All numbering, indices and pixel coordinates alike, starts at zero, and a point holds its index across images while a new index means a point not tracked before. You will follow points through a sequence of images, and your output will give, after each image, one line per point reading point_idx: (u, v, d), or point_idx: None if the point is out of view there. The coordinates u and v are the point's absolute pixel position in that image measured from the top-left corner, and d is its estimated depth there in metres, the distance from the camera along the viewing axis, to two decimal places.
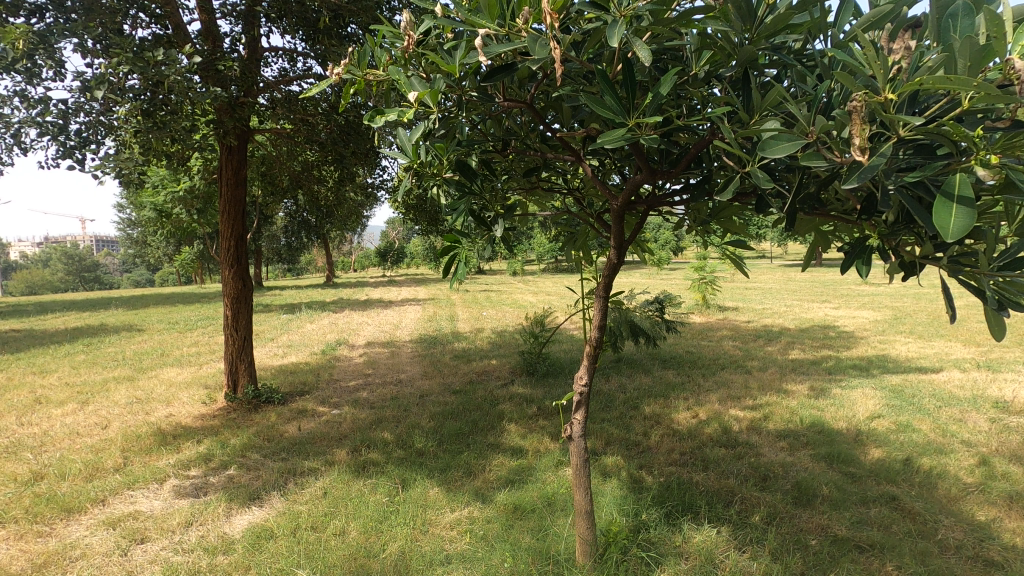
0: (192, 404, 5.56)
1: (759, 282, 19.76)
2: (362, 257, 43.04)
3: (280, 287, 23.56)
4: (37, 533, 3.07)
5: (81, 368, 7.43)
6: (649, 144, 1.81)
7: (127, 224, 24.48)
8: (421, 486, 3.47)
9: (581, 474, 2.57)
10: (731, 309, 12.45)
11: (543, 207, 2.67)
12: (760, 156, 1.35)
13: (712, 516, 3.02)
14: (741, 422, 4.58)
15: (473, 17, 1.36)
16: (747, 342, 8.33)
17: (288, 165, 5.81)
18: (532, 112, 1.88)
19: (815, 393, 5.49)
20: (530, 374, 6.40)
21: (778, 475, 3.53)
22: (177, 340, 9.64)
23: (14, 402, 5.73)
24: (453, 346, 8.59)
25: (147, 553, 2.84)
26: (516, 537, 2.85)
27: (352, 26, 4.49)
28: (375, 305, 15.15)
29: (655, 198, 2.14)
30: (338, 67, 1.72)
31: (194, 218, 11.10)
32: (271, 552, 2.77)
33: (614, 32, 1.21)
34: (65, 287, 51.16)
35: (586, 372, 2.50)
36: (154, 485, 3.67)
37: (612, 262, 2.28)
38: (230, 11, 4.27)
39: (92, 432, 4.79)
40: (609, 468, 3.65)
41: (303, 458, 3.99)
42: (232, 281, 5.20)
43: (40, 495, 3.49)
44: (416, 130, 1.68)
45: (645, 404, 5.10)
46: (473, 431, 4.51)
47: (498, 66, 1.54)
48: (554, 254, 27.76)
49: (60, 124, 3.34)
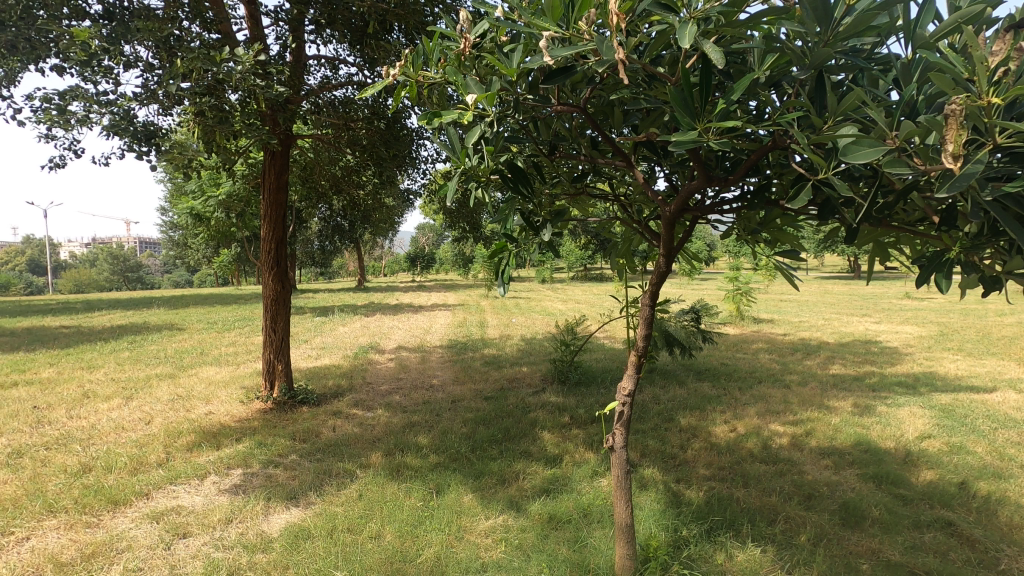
0: (230, 402, 5.69)
1: (793, 295, 19.28)
2: (393, 261, 43.65)
3: (320, 288, 27.65)
4: (86, 524, 3.17)
5: (126, 364, 7.73)
6: (708, 151, 1.77)
7: (168, 226, 25.38)
8: (455, 493, 3.45)
9: (622, 486, 2.50)
10: (767, 321, 12.16)
11: (587, 215, 2.65)
12: (834, 164, 1.31)
13: (755, 533, 2.92)
14: (782, 438, 4.44)
15: (537, 19, 1.34)
16: (784, 356, 8.12)
17: (329, 170, 5.90)
18: (586, 118, 1.86)
19: (859, 410, 5.28)
20: (562, 382, 6.35)
21: (824, 494, 3.40)
22: (216, 339, 9.91)
23: (65, 395, 5.98)
24: (483, 352, 8.61)
25: (189, 548, 2.89)
26: (553, 547, 2.81)
27: (397, 32, 4.60)
28: (406, 309, 15.34)
29: (703, 206, 2.09)
30: (393, 68, 1.71)
31: (233, 220, 11.42)
32: (309, 553, 2.78)
33: (686, 32, 1.17)
34: (110, 287, 53.39)
35: (630, 382, 2.44)
36: (195, 481, 3.77)
37: (660, 270, 2.23)
38: (279, 17, 4.40)
39: (136, 427, 4.94)
40: (647, 480, 3.59)
41: (338, 459, 4.03)
42: (271, 283, 5.30)
43: (88, 486, 3.61)
44: (473, 133, 1.65)
45: (680, 415, 4.99)
46: (506, 438, 4.49)
47: (557, 70, 1.51)
48: (583, 261, 27.73)
49: (125, 118, 3.53)
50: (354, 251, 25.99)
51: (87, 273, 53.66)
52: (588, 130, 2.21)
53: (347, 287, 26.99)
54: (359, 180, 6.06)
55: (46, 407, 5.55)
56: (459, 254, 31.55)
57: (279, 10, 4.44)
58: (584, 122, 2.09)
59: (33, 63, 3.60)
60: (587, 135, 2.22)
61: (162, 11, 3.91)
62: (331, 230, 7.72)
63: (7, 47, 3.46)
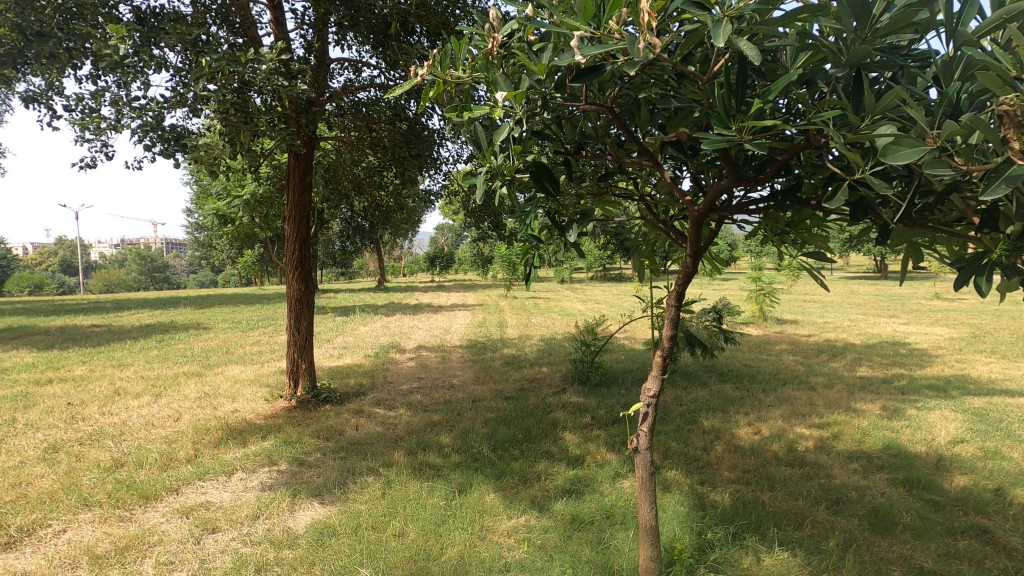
0: (255, 400, 5.78)
1: (817, 296, 18.94)
2: (413, 261, 43.98)
3: (341, 288, 27.98)
4: (119, 518, 3.25)
5: (155, 362, 7.92)
6: (737, 150, 1.75)
7: (195, 227, 26.06)
8: (478, 492, 3.46)
9: (646, 487, 2.48)
10: (790, 322, 11.96)
11: (611, 215, 2.64)
12: (872, 163, 1.29)
13: (782, 537, 2.87)
14: (808, 441, 4.36)
15: (568, 19, 1.35)
16: (809, 357, 7.98)
17: (352, 172, 5.98)
18: (612, 117, 1.85)
19: (888, 413, 5.16)
20: (582, 382, 6.34)
21: (852, 499, 3.33)
22: (240, 338, 10.10)
23: (97, 392, 6.15)
24: (502, 352, 8.62)
25: (218, 543, 2.95)
26: (576, 548, 2.81)
27: (419, 34, 4.63)
28: (426, 309, 15.43)
29: (731, 206, 2.07)
30: (421, 67, 1.74)
31: (257, 222, 11.62)
32: (335, 549, 2.82)
33: (720, 31, 1.16)
34: (137, 287, 54.76)
35: (655, 382, 2.42)
36: (223, 477, 3.84)
37: (686, 270, 2.21)
38: (303, 21, 4.46)
39: (166, 424, 5.05)
40: (670, 481, 3.56)
41: (361, 458, 4.08)
42: (295, 283, 5.38)
43: (121, 481, 3.70)
44: (501, 132, 1.67)
45: (703, 417, 4.93)
46: (527, 438, 4.49)
47: (586, 69, 1.51)
48: (602, 262, 27.67)
49: (156, 121, 3.61)
50: (373, 252, 26.21)
51: (116, 274, 55.10)
52: (613, 129, 2.20)
53: (367, 288, 27.18)
54: (380, 182, 6.13)
55: (79, 404, 5.71)
56: (477, 254, 31.65)
57: (303, 14, 4.51)
58: (610, 121, 2.08)
59: (70, 70, 3.72)
60: (612, 135, 2.21)
61: (191, 17, 4.00)
62: (352, 231, 7.80)
63: (45, 55, 3.58)
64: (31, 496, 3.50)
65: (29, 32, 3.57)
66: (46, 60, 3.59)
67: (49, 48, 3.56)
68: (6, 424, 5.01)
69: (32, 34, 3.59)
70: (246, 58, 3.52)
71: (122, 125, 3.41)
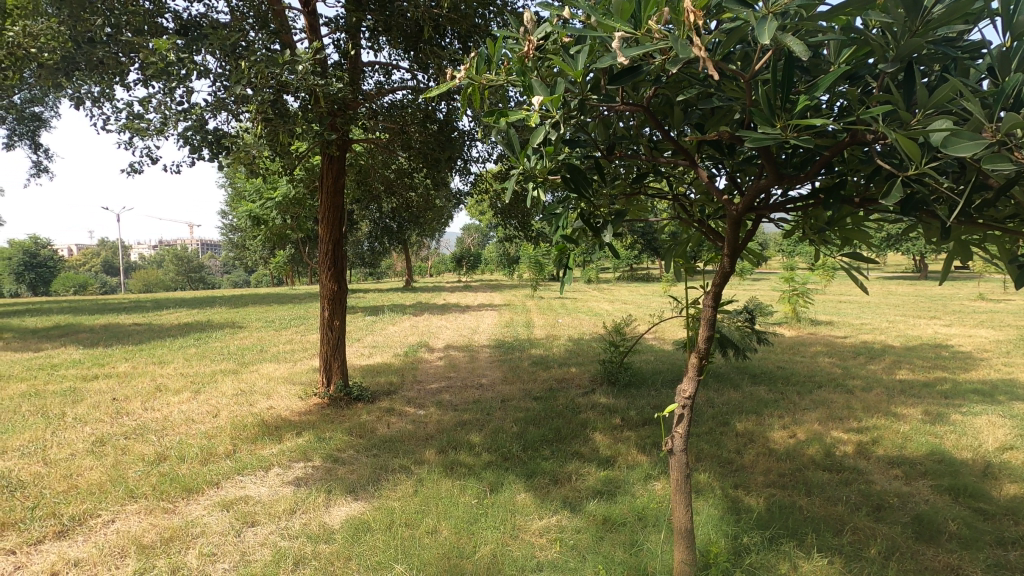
0: (289, 398, 5.91)
1: (853, 296, 18.40)
2: (440, 260, 44.32)
3: (369, 288, 28.33)
4: (164, 509, 3.37)
5: (194, 360, 8.17)
6: (777, 147, 1.73)
7: (230, 227, 26.88)
8: (509, 491, 3.48)
9: (681, 490, 2.44)
10: (825, 323, 11.66)
11: (645, 215, 2.61)
12: (927, 158, 1.25)
13: (820, 543, 2.81)
14: (846, 446, 4.25)
15: (606, 21, 1.35)
16: (845, 359, 7.76)
17: (382, 173, 6.07)
18: (648, 117, 1.84)
19: (931, 418, 4.99)
20: (611, 383, 6.30)
21: (894, 506, 3.24)
22: (274, 337, 10.34)
23: (140, 388, 6.37)
24: (530, 352, 8.63)
25: (258, 536, 3.03)
26: (609, 549, 2.79)
27: (450, 36, 4.67)
28: (454, 309, 15.50)
29: (769, 205, 2.04)
30: (458, 72, 1.75)
31: (289, 223, 11.87)
32: (370, 545, 2.86)
33: (765, 28, 1.15)
34: (174, 286, 56.54)
35: (691, 384, 2.39)
36: (260, 472, 3.95)
37: (723, 270, 2.17)
38: (336, 26, 4.55)
39: (205, 419, 5.21)
40: (703, 484, 3.51)
41: (393, 455, 4.14)
42: (328, 282, 5.48)
43: (164, 475, 3.83)
44: (538, 134, 1.67)
45: (735, 420, 4.85)
46: (557, 438, 4.49)
47: (623, 70, 1.51)
48: (630, 262, 27.48)
49: (199, 125, 3.73)
50: (401, 253, 26.49)
51: (155, 274, 57.00)
52: (647, 129, 2.19)
53: (394, 288, 27.43)
54: (411, 183, 6.20)
55: (123, 399, 5.93)
56: (503, 255, 31.75)
57: (337, 19, 4.60)
58: (644, 121, 2.08)
59: (117, 77, 3.87)
60: (646, 134, 2.20)
61: (230, 25, 4.11)
62: (380, 231, 7.91)
63: (94, 63, 3.73)
64: (82, 487, 3.65)
65: (79, 41, 3.73)
66: (95, 67, 3.74)
67: (98, 56, 3.71)
68: (56, 417, 5.23)
69: (83, 42, 3.75)
70: (283, 63, 3.61)
71: (166, 129, 3.53)
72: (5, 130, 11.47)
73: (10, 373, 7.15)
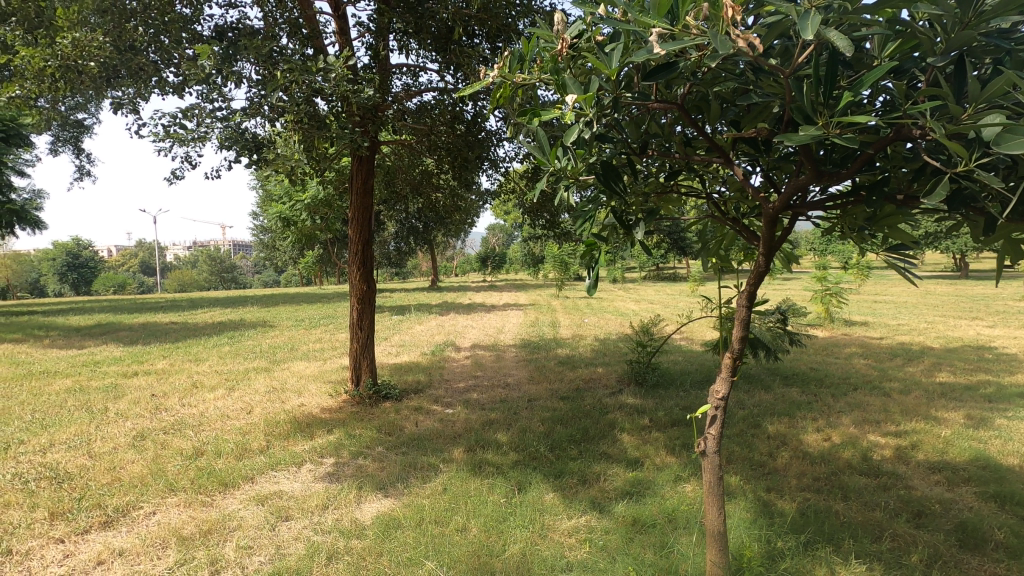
0: (320, 395, 6.02)
1: (889, 296, 17.84)
2: (465, 260, 44.55)
3: (394, 288, 28.34)
4: (202, 503, 3.48)
5: (228, 357, 8.39)
6: (816, 143, 1.69)
7: (261, 228, 27.58)
8: (537, 491, 3.49)
9: (714, 493, 2.40)
10: (860, 324, 11.32)
11: (676, 214, 2.58)
12: (978, 155, 1.22)
13: (858, 550, 2.74)
14: (884, 450, 4.13)
15: (643, 18, 1.35)
16: (882, 361, 7.54)
17: (410, 174, 6.13)
18: (682, 114, 1.82)
19: (973, 422, 4.81)
20: (639, 383, 6.25)
21: (936, 512, 3.13)
22: (304, 336, 10.55)
23: (177, 385, 6.57)
24: (556, 351, 8.61)
25: (292, 531, 3.10)
26: (638, 551, 2.77)
27: (477, 37, 4.68)
28: (479, 309, 15.55)
29: (807, 203, 1.99)
30: (490, 72, 1.77)
31: (318, 224, 12.09)
32: (400, 541, 2.90)
33: (808, 23, 1.13)
34: (207, 286, 58.12)
35: (724, 385, 2.35)
36: (293, 468, 4.04)
37: (758, 269, 2.13)
38: (365, 30, 4.62)
39: (239, 416, 5.35)
40: (734, 487, 3.46)
41: (422, 453, 4.18)
42: (358, 282, 5.56)
43: (202, 469, 3.95)
44: (571, 132, 1.67)
45: (767, 422, 4.76)
46: (585, 438, 4.48)
47: (659, 67, 1.50)
48: (656, 263, 27.19)
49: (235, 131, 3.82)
50: (427, 253, 26.71)
51: (189, 275, 58.71)
52: (680, 127, 2.17)
53: (420, 288, 27.51)
54: (438, 184, 6.26)
55: (162, 395, 6.13)
56: (528, 255, 31.73)
57: (367, 23, 4.66)
58: (677, 119, 2.06)
59: (157, 84, 4.00)
60: (679, 132, 2.18)
61: (264, 31, 4.21)
62: (407, 232, 8.00)
63: (135, 70, 3.85)
64: (124, 479, 3.79)
65: (121, 50, 3.85)
66: (135, 75, 3.86)
67: (138, 64, 3.83)
68: (99, 412, 5.44)
69: (124, 50, 3.88)
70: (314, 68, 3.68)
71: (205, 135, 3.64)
72: (50, 136, 11.94)
73: (56, 369, 7.46)
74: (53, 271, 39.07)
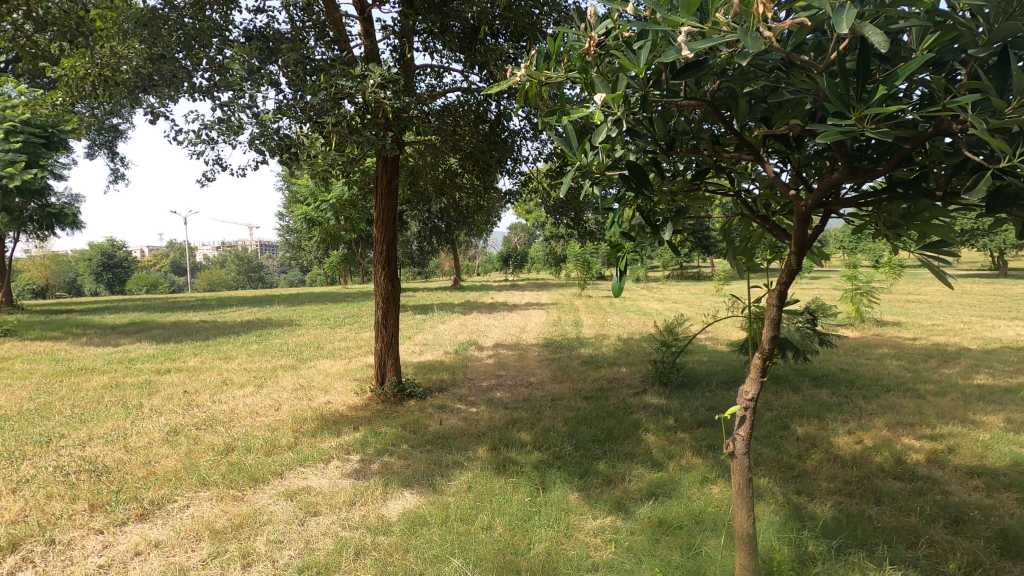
0: (346, 393, 6.11)
1: (923, 296, 17.30)
2: (487, 259, 44.69)
3: (419, 288, 27.53)
4: (233, 497, 3.56)
5: (256, 355, 8.56)
6: (850, 138, 1.65)
7: (287, 228, 28.16)
8: (562, 490, 3.48)
9: (743, 494, 2.36)
10: (892, 323, 11.02)
11: (702, 213, 2.55)
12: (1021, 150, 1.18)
13: (893, 555, 2.67)
14: (919, 453, 4.02)
15: (672, 15, 1.34)
16: (916, 362, 7.32)
17: (433, 174, 6.17)
18: (711, 111, 1.81)
19: (1014, 427, 4.64)
20: (663, 384, 6.19)
21: (975, 519, 3.03)
22: (329, 334, 10.71)
23: (208, 382, 6.74)
24: (579, 351, 8.58)
25: (320, 526, 3.16)
26: (665, 553, 2.75)
27: (501, 37, 4.68)
28: (501, 308, 15.57)
29: (841, 200, 1.94)
30: (517, 70, 1.78)
31: (342, 224, 12.25)
32: (426, 538, 2.93)
33: (842, 18, 1.11)
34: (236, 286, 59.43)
35: (754, 385, 2.32)
36: (321, 464, 4.10)
37: (789, 268, 2.09)
38: (390, 32, 4.66)
39: (268, 412, 5.46)
40: (763, 489, 3.41)
41: (447, 451, 4.21)
42: (383, 282, 5.63)
43: (233, 464, 4.04)
44: (599, 130, 1.66)
45: (796, 423, 4.67)
46: (609, 438, 4.46)
47: (688, 65, 1.49)
48: (680, 262, 26.87)
49: (263, 135, 3.90)
50: (449, 252, 26.86)
51: (218, 274, 60.10)
52: (708, 124, 2.14)
53: (442, 287, 27.61)
54: (461, 184, 6.29)
55: (194, 392, 6.29)
56: (550, 254, 31.66)
57: (391, 25, 4.71)
58: (705, 115, 2.03)
59: (189, 90, 4.10)
60: (707, 129, 2.15)
61: (292, 35, 4.29)
62: (429, 231, 8.05)
63: (168, 77, 3.95)
64: (159, 473, 3.90)
65: (155, 57, 3.96)
66: (168, 81, 3.96)
67: (171, 71, 3.93)
68: (135, 408, 5.61)
69: (158, 58, 3.99)
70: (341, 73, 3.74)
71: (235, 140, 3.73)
72: (86, 141, 12.35)
73: (93, 366, 7.71)
74: (90, 271, 40.42)
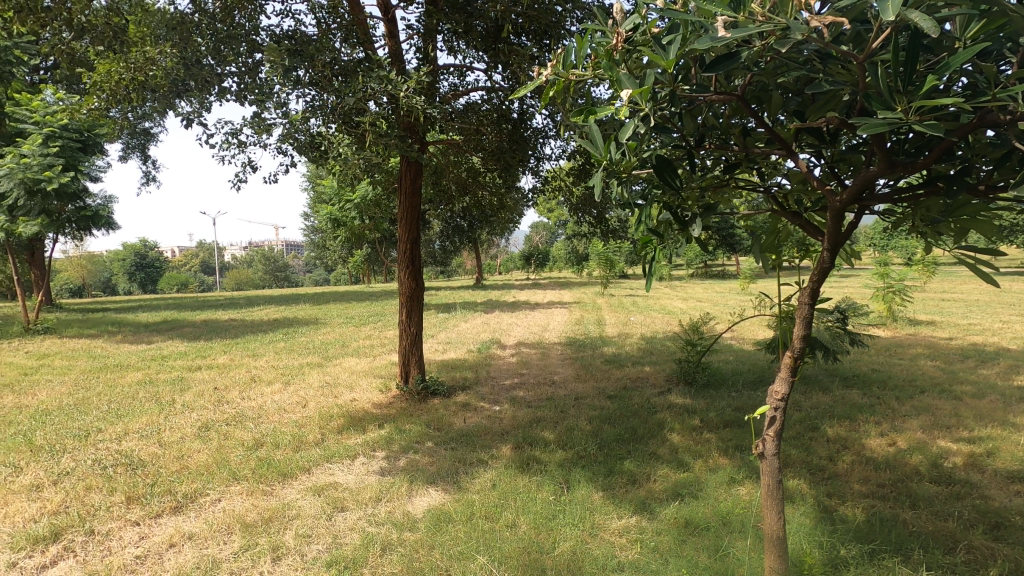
0: (371, 390, 6.19)
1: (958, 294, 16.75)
2: (508, 258, 44.73)
3: (440, 288, 26.13)
4: (263, 492, 3.63)
5: (283, 353, 8.72)
6: (889, 132, 1.61)
7: (312, 228, 28.60)
8: (586, 489, 3.47)
9: (773, 496, 2.31)
10: (926, 323, 10.70)
11: (730, 209, 2.51)
12: None
13: (930, 561, 2.59)
14: (956, 457, 3.89)
15: (704, 7, 1.32)
16: (951, 363, 7.09)
17: (456, 173, 6.19)
18: (742, 106, 1.78)
19: None
20: (688, 383, 6.11)
21: (1016, 525, 2.93)
22: (354, 332, 10.85)
23: (237, 379, 6.89)
24: (602, 350, 8.53)
25: (347, 521, 3.20)
26: (692, 553, 2.72)
27: (524, 36, 4.67)
28: (523, 306, 15.56)
29: (877, 195, 1.88)
30: (544, 70, 1.78)
31: (365, 224, 12.37)
32: (452, 535, 2.94)
33: (887, 5, 1.08)
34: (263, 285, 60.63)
35: (784, 386, 2.27)
36: (347, 461, 4.16)
37: (822, 266, 2.03)
38: (414, 32, 4.70)
39: (296, 409, 5.56)
40: (793, 491, 3.34)
41: (471, 449, 4.23)
42: (406, 281, 5.67)
43: (262, 459, 4.13)
44: (627, 127, 1.65)
45: (826, 424, 4.57)
46: (633, 437, 4.42)
47: (720, 58, 1.46)
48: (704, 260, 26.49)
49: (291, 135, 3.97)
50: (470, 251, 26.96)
51: (246, 274, 61.38)
52: (737, 120, 2.11)
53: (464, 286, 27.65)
54: (483, 182, 6.30)
55: (224, 389, 6.44)
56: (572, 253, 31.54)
57: (415, 26, 4.74)
58: (736, 110, 2.00)
59: (220, 93, 4.20)
60: (736, 125, 2.12)
61: (318, 37, 4.35)
62: (452, 231, 8.09)
63: (200, 81, 4.05)
64: (191, 467, 4.00)
65: (187, 62, 4.06)
66: (200, 85, 4.06)
67: (203, 75, 4.03)
68: (168, 404, 5.76)
69: (191, 63, 4.09)
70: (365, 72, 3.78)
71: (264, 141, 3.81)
72: (120, 144, 12.73)
73: (128, 363, 7.95)
74: (124, 271, 41.71)
